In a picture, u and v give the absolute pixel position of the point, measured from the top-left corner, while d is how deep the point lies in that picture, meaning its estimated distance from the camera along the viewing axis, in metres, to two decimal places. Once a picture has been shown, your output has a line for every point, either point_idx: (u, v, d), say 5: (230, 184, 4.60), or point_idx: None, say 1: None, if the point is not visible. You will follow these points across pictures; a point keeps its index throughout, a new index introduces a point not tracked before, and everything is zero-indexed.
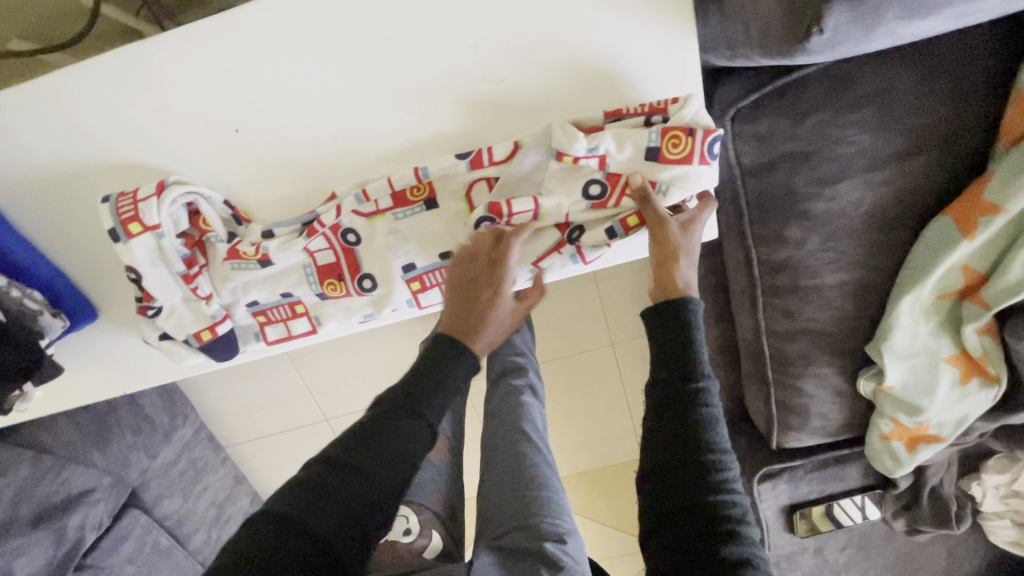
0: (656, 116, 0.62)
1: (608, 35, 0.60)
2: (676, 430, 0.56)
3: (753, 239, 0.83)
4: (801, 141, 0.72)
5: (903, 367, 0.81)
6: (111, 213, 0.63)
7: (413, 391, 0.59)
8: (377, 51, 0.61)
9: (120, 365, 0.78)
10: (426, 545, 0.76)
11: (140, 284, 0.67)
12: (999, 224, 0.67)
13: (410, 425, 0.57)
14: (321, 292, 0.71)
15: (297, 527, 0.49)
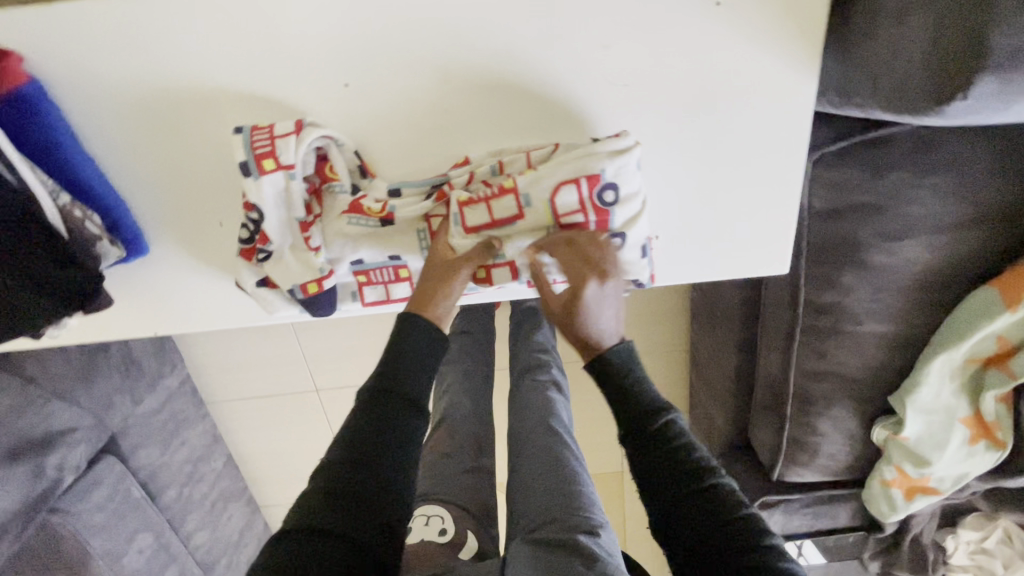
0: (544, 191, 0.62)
1: (738, 61, 0.60)
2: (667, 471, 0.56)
3: (808, 281, 0.85)
4: (876, 195, 0.74)
5: (921, 420, 0.86)
6: (244, 145, 0.60)
7: (394, 379, 0.58)
8: (506, 31, 0.60)
9: (163, 304, 0.75)
10: (462, 544, 0.79)
11: (258, 225, 0.64)
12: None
13: (404, 410, 0.56)
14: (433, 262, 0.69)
15: (328, 536, 0.49)
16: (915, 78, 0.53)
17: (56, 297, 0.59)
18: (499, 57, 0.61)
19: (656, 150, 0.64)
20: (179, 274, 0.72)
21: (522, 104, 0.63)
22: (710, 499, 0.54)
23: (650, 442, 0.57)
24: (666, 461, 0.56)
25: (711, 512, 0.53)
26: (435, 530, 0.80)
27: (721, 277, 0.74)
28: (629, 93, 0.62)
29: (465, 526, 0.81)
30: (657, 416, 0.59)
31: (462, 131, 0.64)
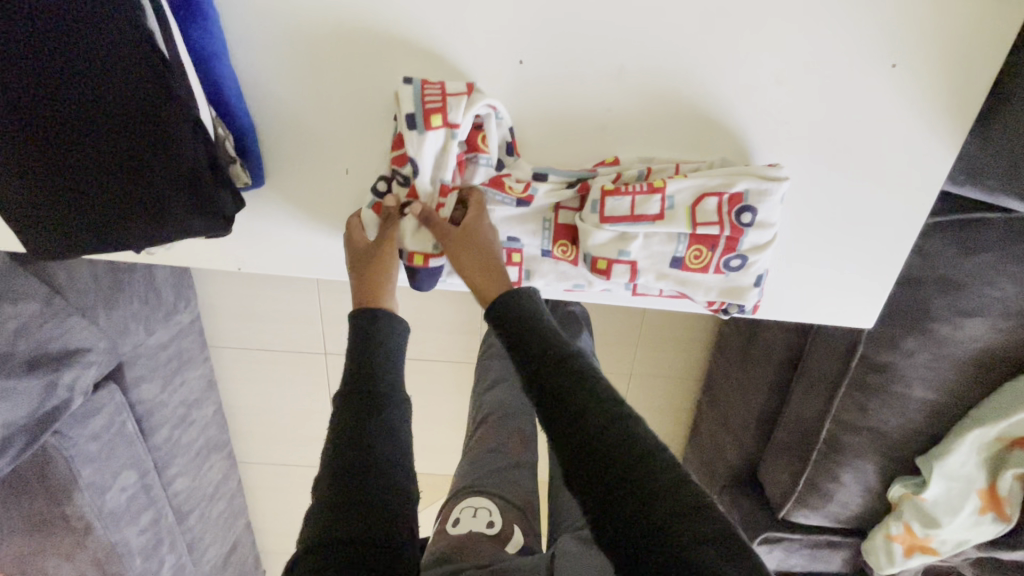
0: (692, 197, 0.62)
1: (894, 124, 0.63)
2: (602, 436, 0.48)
3: (869, 337, 0.90)
4: (958, 272, 0.80)
5: (941, 485, 0.92)
6: (415, 99, 0.59)
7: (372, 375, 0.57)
8: (691, 47, 0.61)
9: (257, 241, 0.71)
10: (510, 537, 0.76)
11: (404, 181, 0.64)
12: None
13: (383, 403, 0.56)
14: (549, 251, 0.69)
15: (350, 549, 0.47)
16: None
17: (189, 216, 0.55)
18: (675, 68, 0.62)
19: (794, 191, 0.67)
20: (286, 215, 0.70)
21: (683, 121, 0.65)
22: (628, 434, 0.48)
23: (584, 397, 0.50)
24: (574, 390, 0.51)
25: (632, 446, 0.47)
26: (482, 522, 0.77)
27: (813, 319, 0.76)
28: (785, 130, 0.64)
29: (512, 521, 0.79)
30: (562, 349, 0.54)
31: (619, 135, 0.66)
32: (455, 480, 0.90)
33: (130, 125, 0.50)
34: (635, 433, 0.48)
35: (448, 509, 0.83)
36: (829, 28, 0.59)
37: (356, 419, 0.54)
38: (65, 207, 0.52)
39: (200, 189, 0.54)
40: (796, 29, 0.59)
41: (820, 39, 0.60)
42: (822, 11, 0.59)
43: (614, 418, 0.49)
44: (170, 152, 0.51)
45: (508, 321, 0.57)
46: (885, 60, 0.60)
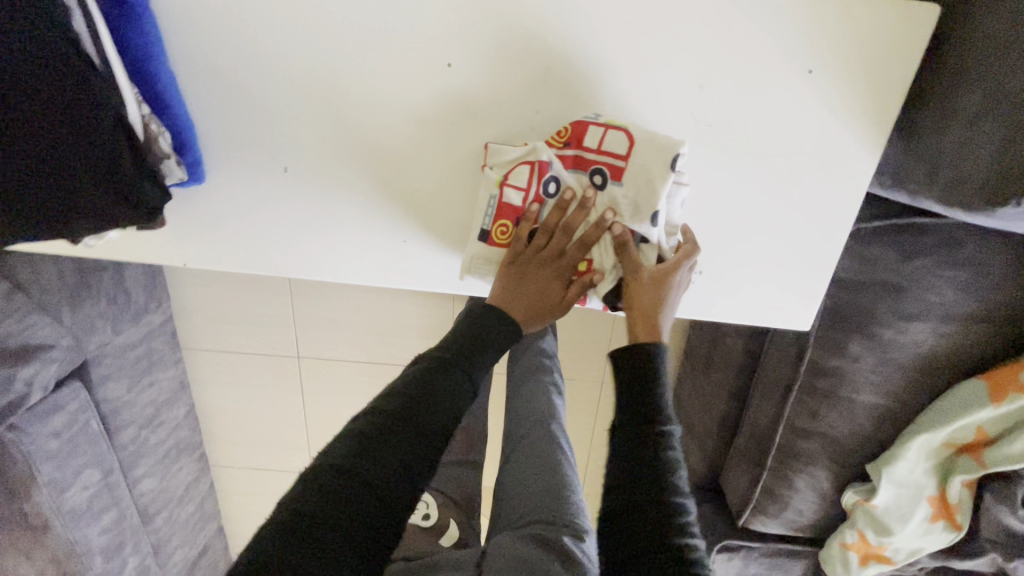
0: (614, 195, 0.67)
1: (818, 129, 0.65)
2: (640, 475, 0.53)
3: (816, 339, 0.91)
4: (899, 276, 0.81)
5: (892, 491, 0.92)
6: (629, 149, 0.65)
7: (458, 354, 0.61)
8: (616, 53, 0.63)
9: (200, 236, 0.73)
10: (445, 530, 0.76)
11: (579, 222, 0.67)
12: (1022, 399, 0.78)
13: (459, 383, 0.58)
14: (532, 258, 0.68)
15: (353, 487, 0.49)
16: (975, 176, 0.60)
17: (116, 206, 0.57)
18: (601, 72, 0.64)
19: (723, 193, 0.69)
20: (229, 212, 0.72)
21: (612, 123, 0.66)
22: (669, 520, 0.51)
23: (640, 435, 0.55)
24: (640, 460, 0.54)
25: (657, 531, 0.50)
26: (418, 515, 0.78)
27: (748, 320, 0.78)
28: (709, 133, 0.66)
29: (448, 514, 0.79)
30: (658, 421, 0.56)
31: (667, 167, 0.63)
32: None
33: (54, 120, 0.52)
34: (661, 523, 0.50)
35: None
36: (747, 34, 0.61)
37: (423, 381, 0.57)
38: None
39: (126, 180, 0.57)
40: (715, 35, 0.62)
41: (738, 45, 0.62)
42: (739, 17, 0.61)
43: (655, 466, 0.53)
44: (96, 147, 0.54)
45: (630, 365, 0.60)
46: (804, 66, 0.63)
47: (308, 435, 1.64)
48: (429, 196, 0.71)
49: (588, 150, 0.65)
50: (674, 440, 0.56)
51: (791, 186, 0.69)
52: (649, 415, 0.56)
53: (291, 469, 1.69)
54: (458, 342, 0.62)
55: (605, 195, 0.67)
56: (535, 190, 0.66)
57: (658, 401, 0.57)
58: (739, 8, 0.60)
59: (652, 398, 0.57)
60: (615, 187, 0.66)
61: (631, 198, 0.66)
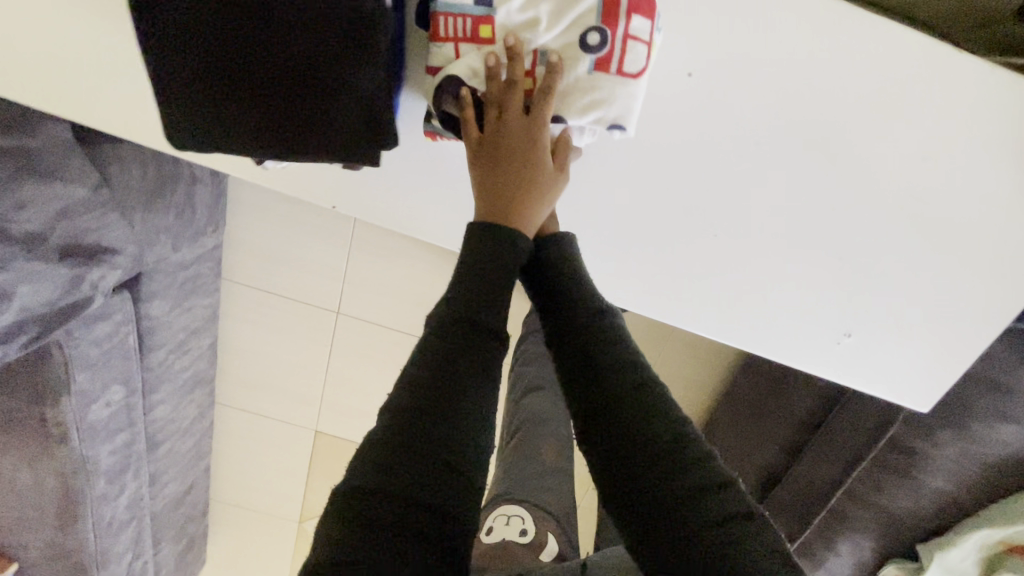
0: (568, 63, 0.57)
1: (1008, 228, 0.67)
2: (603, 369, 0.53)
3: (904, 418, 0.94)
4: (1008, 378, 0.84)
5: (935, 574, 0.95)
6: (639, 59, 0.56)
7: (477, 303, 0.49)
8: (851, 103, 0.62)
9: (376, 188, 0.72)
10: (546, 544, 0.74)
11: (527, 25, 0.56)
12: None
13: (480, 340, 0.48)
14: (447, 10, 0.54)
15: (393, 500, 0.42)
16: None
17: (356, 134, 0.53)
18: (827, 120, 0.63)
19: (898, 263, 0.70)
20: (418, 172, 0.71)
21: (822, 176, 0.66)
22: (654, 403, 0.51)
23: (590, 334, 0.55)
24: (606, 366, 0.53)
25: (651, 418, 0.50)
26: (516, 530, 0.75)
27: (873, 389, 0.80)
28: (908, 205, 0.67)
29: (545, 528, 0.76)
30: (600, 310, 0.57)
31: (611, 120, 0.60)
32: (494, 483, 0.87)
33: (336, 35, 0.47)
34: (647, 402, 0.50)
35: (482, 520, 0.80)
36: (984, 123, 0.62)
37: (439, 355, 0.47)
38: (250, 101, 0.50)
39: (376, 112, 0.52)
40: (953, 118, 0.62)
41: (968, 130, 0.62)
42: (983, 106, 0.61)
43: (613, 355, 0.54)
44: (362, 73, 0.49)
45: (557, 260, 0.60)
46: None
47: (326, 393, 1.59)
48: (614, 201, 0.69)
49: (625, 18, 0.55)
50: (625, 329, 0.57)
51: (963, 273, 0.70)
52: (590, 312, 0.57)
53: (299, 423, 1.63)
54: (468, 283, 0.50)
55: (569, 48, 0.57)
56: None
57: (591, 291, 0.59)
58: (987, 98, 0.61)
59: (584, 290, 0.59)
60: (585, 61, 0.56)
61: (568, 87, 0.58)
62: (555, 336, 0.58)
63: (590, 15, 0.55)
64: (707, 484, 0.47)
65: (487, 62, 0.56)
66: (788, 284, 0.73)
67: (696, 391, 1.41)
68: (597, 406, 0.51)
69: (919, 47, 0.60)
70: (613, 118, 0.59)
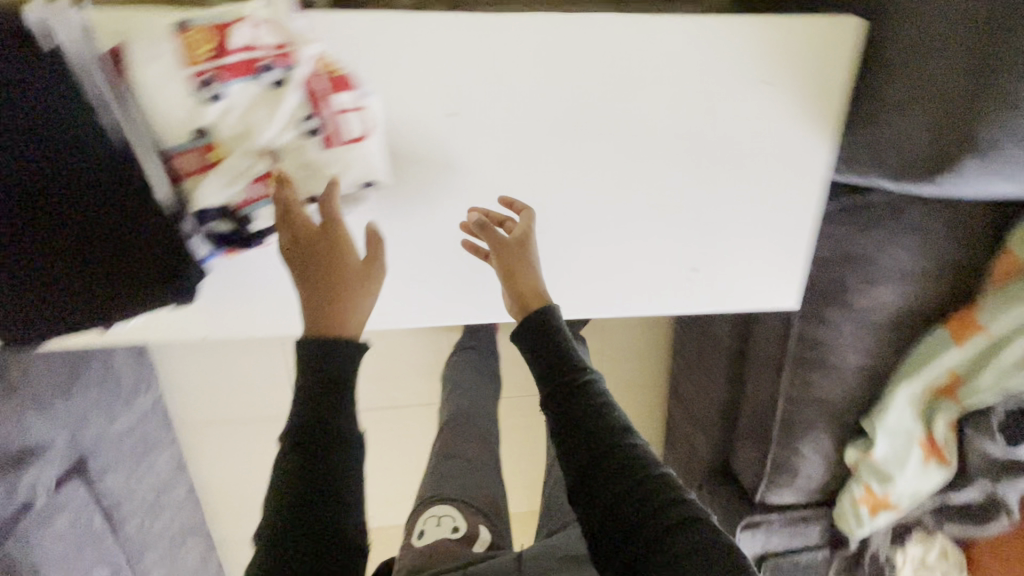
0: (302, 152, 0.60)
1: (778, 131, 0.75)
2: (592, 430, 0.60)
3: (798, 316, 0.99)
4: (861, 248, 0.91)
5: (887, 441, 1.02)
6: (361, 124, 0.61)
7: (312, 412, 0.57)
8: (601, 79, 0.70)
9: (232, 308, 0.75)
10: (478, 536, 0.81)
11: (247, 136, 0.58)
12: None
13: (322, 441, 0.56)
14: (174, 154, 0.58)
15: None
16: (918, 150, 0.70)
17: (163, 285, 0.60)
18: (587, 101, 0.71)
19: (706, 192, 0.78)
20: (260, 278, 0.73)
21: (605, 149, 0.74)
22: (637, 458, 0.60)
23: (576, 398, 0.62)
24: (593, 426, 0.60)
25: (635, 471, 0.59)
26: (449, 528, 0.81)
27: (745, 306, 0.86)
28: (688, 143, 0.75)
29: (476, 522, 0.84)
30: (582, 372, 0.63)
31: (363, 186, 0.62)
32: (422, 486, 0.92)
33: (105, 216, 0.56)
34: (630, 459, 0.59)
35: (413, 522, 0.85)
36: (709, 58, 0.71)
37: (296, 469, 0.56)
38: (62, 294, 0.58)
39: (172, 260, 0.59)
40: (682, 63, 0.71)
41: (703, 67, 0.71)
42: (700, 44, 0.70)
43: (596, 418, 0.61)
44: (141, 234, 0.58)
45: (534, 337, 0.65)
46: (762, 79, 0.72)
47: None
48: (442, 236, 0.75)
49: (334, 98, 0.59)
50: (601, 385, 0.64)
51: (764, 180, 0.78)
52: (572, 376, 0.63)
53: None
54: (306, 403, 0.57)
55: (294, 140, 0.60)
56: (252, 59, 0.57)
57: (574, 353, 0.64)
58: (698, 37, 0.70)
59: (570, 354, 0.64)
60: (314, 145, 0.60)
61: (310, 170, 0.60)
62: (545, 396, 0.63)
63: (301, 109, 0.59)
64: (686, 517, 0.58)
65: (226, 184, 0.58)
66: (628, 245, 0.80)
67: (648, 358, 1.47)
68: (591, 467, 0.59)
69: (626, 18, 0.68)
70: (365, 180, 0.63)
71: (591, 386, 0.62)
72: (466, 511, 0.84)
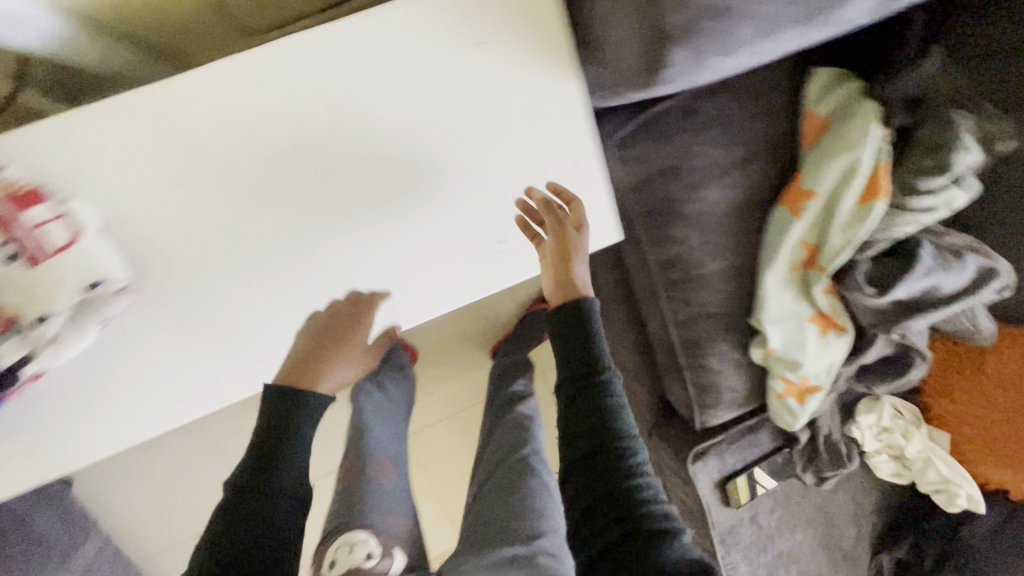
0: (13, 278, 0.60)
1: (514, 78, 0.74)
2: (592, 430, 0.72)
3: (648, 242, 0.97)
4: (670, 158, 0.90)
5: (779, 330, 1.00)
6: (62, 231, 0.62)
7: (261, 472, 0.73)
8: (314, 95, 0.70)
9: (41, 448, 0.69)
10: (389, 562, 0.98)
11: None
12: (855, 187, 0.87)
13: (263, 490, 0.72)
14: None
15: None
16: (629, 58, 0.69)
17: None
18: (312, 118, 0.71)
19: (474, 161, 0.76)
20: (56, 403, 0.69)
21: (353, 157, 0.73)
22: (621, 468, 0.70)
23: (586, 401, 0.74)
24: (597, 431, 0.72)
25: (621, 477, 0.69)
26: (362, 557, 0.95)
27: (572, 254, 0.83)
28: (431, 121, 0.74)
29: (390, 545, 1.01)
30: (597, 378, 0.75)
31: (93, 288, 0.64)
32: (331, 517, 1.06)
33: None
34: (616, 469, 0.70)
35: (324, 552, 0.98)
36: (411, 38, 0.71)
37: (235, 504, 0.71)
38: None
39: None
40: (387, 50, 0.71)
41: (408, 48, 0.71)
42: (398, 32, 0.70)
43: (603, 427, 0.72)
44: None
45: (568, 336, 0.78)
46: (478, 39, 0.72)
47: None
48: (227, 297, 0.72)
49: (21, 216, 0.61)
50: (617, 392, 0.75)
51: (525, 130, 0.77)
52: (593, 376, 0.75)
53: None
54: (264, 465, 0.74)
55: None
56: None
57: (601, 359, 0.77)
58: (394, 20, 0.70)
59: (598, 359, 0.77)
60: (21, 267, 0.60)
61: (28, 293, 0.60)
62: (565, 390, 0.76)
63: None
64: (650, 533, 0.65)
65: None
66: (423, 239, 0.78)
67: None
68: (585, 466, 0.71)
69: (317, 34, 0.70)
70: (92, 280, 0.64)
71: (604, 387, 0.74)
72: (378, 539, 0.99)
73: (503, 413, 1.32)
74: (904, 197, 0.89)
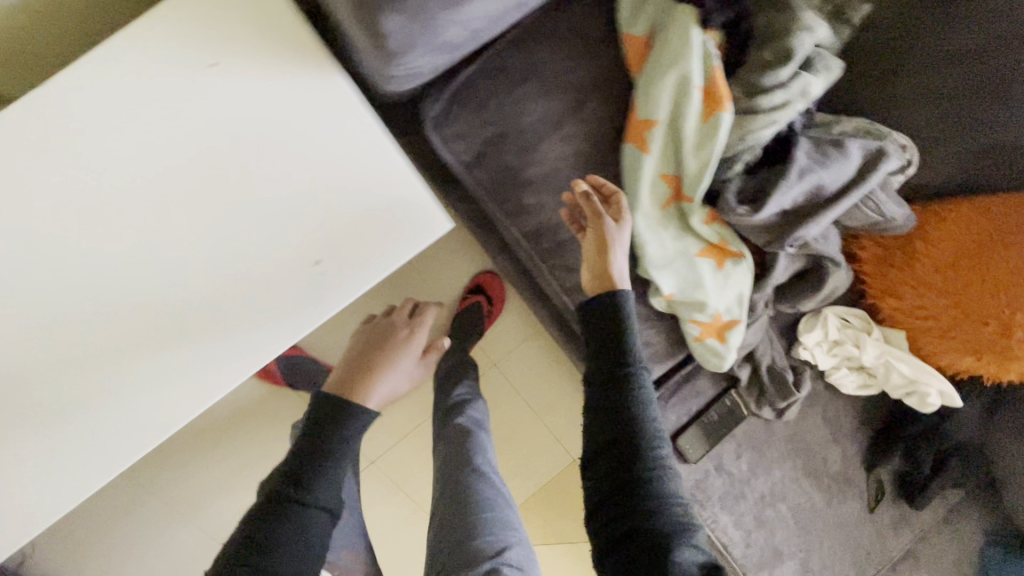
0: None
1: (271, 90, 0.69)
2: (613, 416, 0.70)
3: (505, 216, 0.90)
4: (493, 125, 0.84)
5: (669, 272, 0.91)
6: None
7: (299, 481, 0.83)
8: (70, 166, 0.67)
9: None
10: None
11: None
12: (694, 102, 0.78)
13: (296, 506, 0.81)
14: None
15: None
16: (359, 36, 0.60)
17: None
18: (73, 189, 0.67)
19: (257, 187, 0.71)
20: None
21: (128, 216, 0.68)
22: (641, 459, 0.67)
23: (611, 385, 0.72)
24: (618, 418, 0.70)
25: (637, 470, 0.67)
26: None
27: (402, 253, 0.77)
28: (196, 159, 0.69)
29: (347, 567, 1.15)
30: (625, 365, 0.72)
31: None
32: None
33: None
34: (633, 460, 0.67)
35: None
36: (152, 79, 0.67)
37: (272, 512, 0.80)
38: None
39: None
40: (124, 96, 0.67)
41: (151, 90, 0.67)
42: (132, 80, 0.67)
43: (625, 416, 0.70)
44: None
45: (600, 318, 0.76)
46: (211, 60, 0.68)
47: None
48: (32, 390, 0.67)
49: None
50: (642, 379, 0.72)
51: (303, 140, 0.71)
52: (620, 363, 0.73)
53: None
54: (297, 485, 0.82)
55: None
56: None
57: (628, 344, 0.74)
58: (126, 68, 0.67)
59: (625, 344, 0.74)
60: None
61: None
62: (591, 371, 0.74)
63: None
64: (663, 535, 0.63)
65: None
66: (228, 281, 0.71)
67: None
68: (604, 451, 0.69)
69: (47, 104, 0.66)
70: None
71: (632, 379, 0.71)
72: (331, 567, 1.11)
73: (447, 423, 1.30)
74: (751, 99, 0.80)
